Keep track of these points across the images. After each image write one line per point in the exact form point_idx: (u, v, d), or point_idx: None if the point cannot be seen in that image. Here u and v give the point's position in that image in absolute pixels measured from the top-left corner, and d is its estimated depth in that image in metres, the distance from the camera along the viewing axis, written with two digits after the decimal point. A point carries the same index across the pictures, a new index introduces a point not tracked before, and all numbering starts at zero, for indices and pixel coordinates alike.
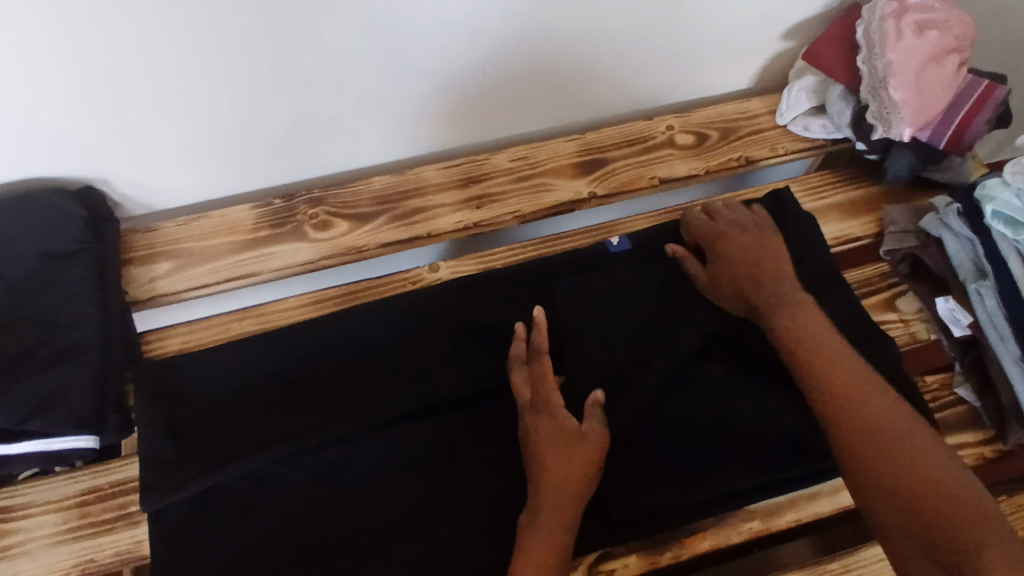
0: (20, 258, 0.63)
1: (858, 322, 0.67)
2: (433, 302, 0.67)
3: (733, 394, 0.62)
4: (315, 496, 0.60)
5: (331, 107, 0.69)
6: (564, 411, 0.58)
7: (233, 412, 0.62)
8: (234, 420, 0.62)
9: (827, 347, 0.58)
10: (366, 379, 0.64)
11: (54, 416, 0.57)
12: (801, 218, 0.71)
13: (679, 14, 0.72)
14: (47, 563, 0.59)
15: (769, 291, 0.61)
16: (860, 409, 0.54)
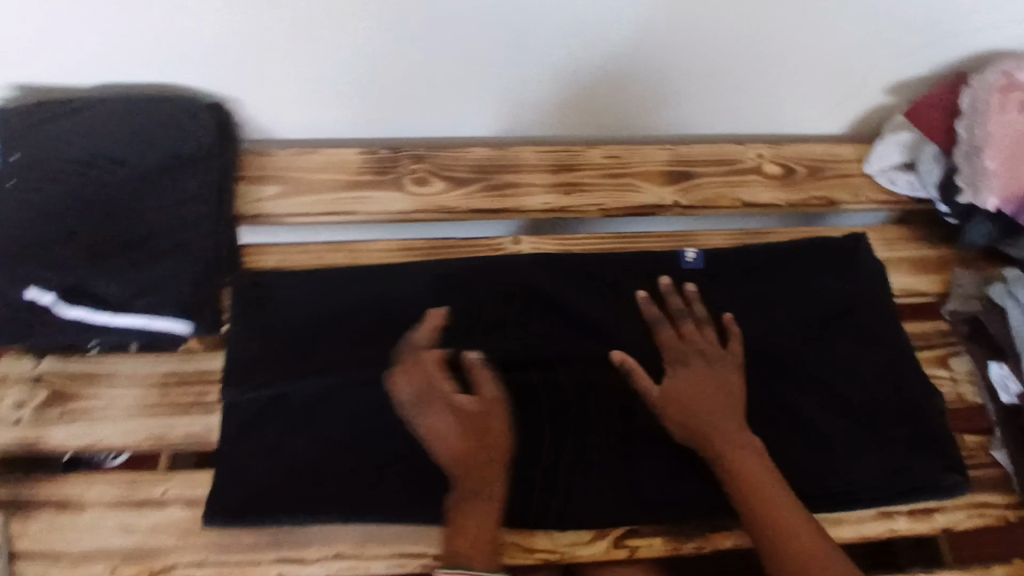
0: (153, 152, 0.69)
1: (909, 370, 0.69)
2: (513, 270, 0.71)
3: (780, 412, 0.65)
4: (370, 424, 0.63)
5: (451, 76, 0.75)
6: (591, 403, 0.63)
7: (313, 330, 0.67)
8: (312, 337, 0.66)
9: (727, 430, 0.61)
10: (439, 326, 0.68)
11: (160, 298, 0.63)
12: (867, 264, 0.73)
13: (790, 50, 0.76)
14: (124, 430, 0.65)
15: (680, 369, 0.64)
16: (756, 485, 0.59)
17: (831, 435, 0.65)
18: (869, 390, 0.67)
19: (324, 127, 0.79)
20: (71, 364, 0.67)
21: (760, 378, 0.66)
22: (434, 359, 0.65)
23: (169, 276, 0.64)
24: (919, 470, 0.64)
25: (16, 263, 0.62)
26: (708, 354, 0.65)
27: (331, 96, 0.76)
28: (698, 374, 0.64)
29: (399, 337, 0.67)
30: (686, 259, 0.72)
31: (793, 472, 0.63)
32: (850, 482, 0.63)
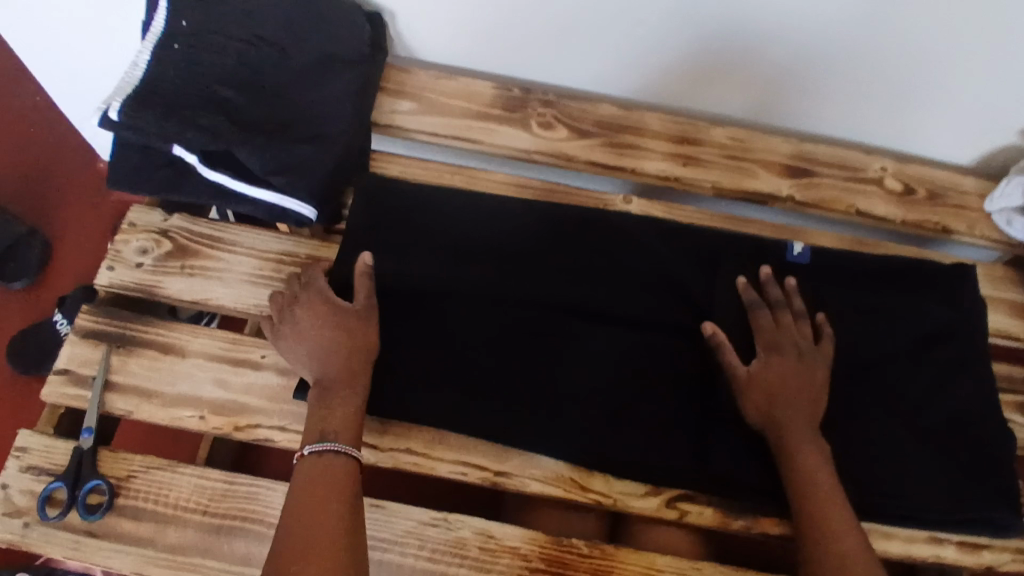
0: (311, 45, 0.72)
1: (990, 410, 0.67)
2: (619, 225, 0.73)
3: (851, 421, 0.66)
4: (460, 339, 0.66)
5: (601, 32, 0.76)
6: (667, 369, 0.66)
7: (422, 241, 0.70)
8: (420, 248, 0.70)
9: (796, 426, 0.61)
10: (539, 264, 0.70)
11: (295, 180, 0.67)
12: (971, 298, 0.71)
13: (944, 74, 0.75)
14: (235, 294, 0.69)
15: (770, 356, 0.64)
16: (811, 476, 0.60)
17: (896, 454, 0.65)
18: (948, 419, 0.67)
19: (465, 56, 0.82)
20: (197, 224, 0.72)
21: (840, 383, 0.67)
22: (529, 294, 0.69)
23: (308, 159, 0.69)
24: (982, 506, 0.64)
25: (178, 119, 0.66)
26: (801, 348, 0.65)
27: (480, 28, 0.78)
28: (787, 364, 0.63)
29: (500, 266, 0.70)
30: (792, 252, 0.72)
31: (852, 480, 0.64)
32: (908, 501, 0.64)
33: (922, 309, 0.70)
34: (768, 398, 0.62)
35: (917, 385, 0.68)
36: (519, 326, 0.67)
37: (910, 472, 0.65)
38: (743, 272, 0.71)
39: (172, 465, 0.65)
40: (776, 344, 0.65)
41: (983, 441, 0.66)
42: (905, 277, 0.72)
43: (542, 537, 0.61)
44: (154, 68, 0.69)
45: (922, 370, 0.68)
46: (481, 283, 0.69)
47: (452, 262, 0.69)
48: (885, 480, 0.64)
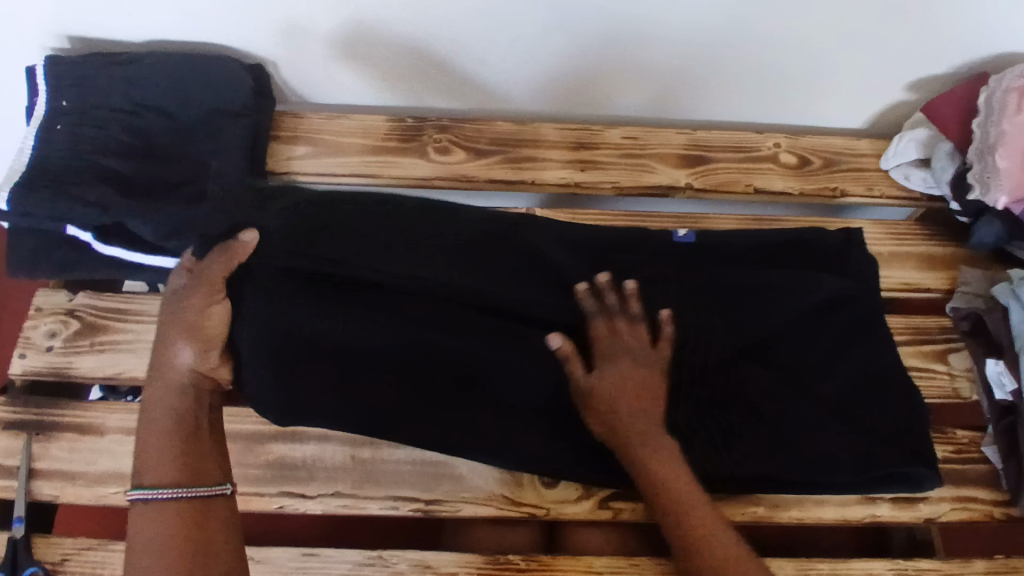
0: (193, 105, 0.73)
1: (894, 370, 0.67)
2: (512, 223, 0.69)
3: (761, 397, 0.65)
4: (359, 360, 0.61)
5: (480, 51, 0.78)
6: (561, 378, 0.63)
7: (321, 237, 0.62)
8: (320, 241, 0.61)
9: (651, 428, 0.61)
10: (449, 258, 0.64)
11: (191, 241, 0.68)
12: (861, 261, 0.71)
13: (814, 47, 0.78)
14: (149, 363, 0.70)
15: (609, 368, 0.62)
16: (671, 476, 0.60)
17: (808, 426, 0.64)
18: (848, 381, 0.66)
19: (356, 93, 0.83)
20: (102, 299, 0.72)
21: (740, 363, 0.66)
22: (438, 291, 0.62)
23: (198, 219, 0.67)
24: (892, 461, 0.63)
25: (64, 199, 0.65)
26: (637, 352, 0.63)
27: (365, 64, 0.80)
28: (626, 377, 0.62)
29: (402, 259, 0.63)
30: (677, 234, 0.73)
31: (764, 454, 0.64)
32: (814, 468, 0.64)
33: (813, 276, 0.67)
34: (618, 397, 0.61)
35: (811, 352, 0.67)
36: (417, 337, 0.62)
37: (817, 440, 0.64)
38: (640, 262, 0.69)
39: (103, 543, 0.64)
40: (610, 353, 0.63)
41: (885, 402, 0.66)
42: (791, 250, 0.72)
43: (479, 559, 0.61)
44: (39, 149, 0.68)
45: (816, 335, 0.67)
46: (390, 279, 0.61)
47: (355, 252, 0.62)
48: (798, 451, 0.64)
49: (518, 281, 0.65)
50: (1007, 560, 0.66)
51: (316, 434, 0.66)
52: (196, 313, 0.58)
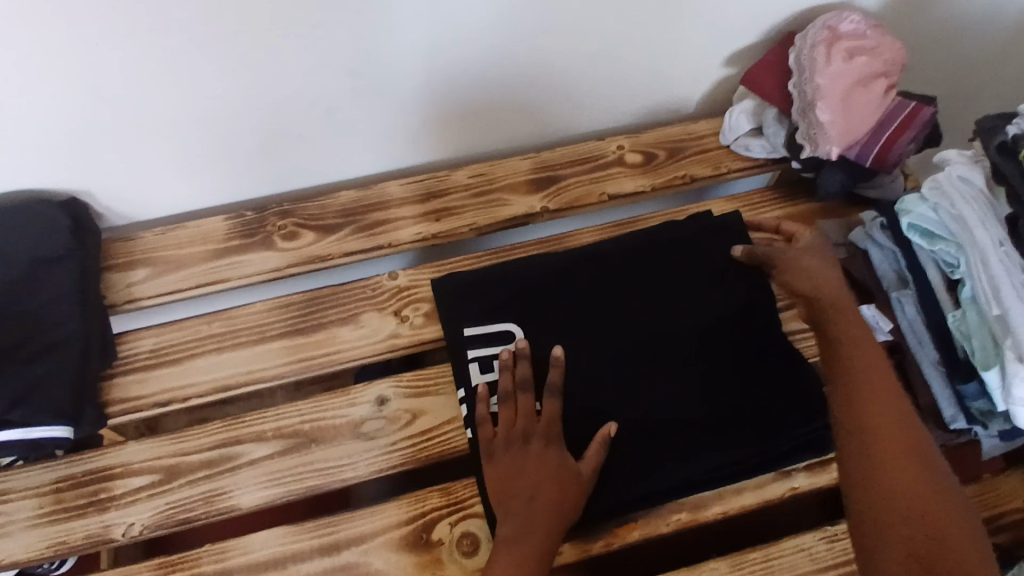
0: (9, 261, 0.68)
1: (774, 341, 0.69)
2: (546, 260, 0.73)
3: (721, 388, 0.66)
4: (579, 375, 0.67)
5: (299, 127, 0.76)
6: (531, 461, 0.61)
7: (633, 293, 0.71)
8: (659, 305, 0.70)
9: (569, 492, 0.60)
10: (566, 298, 0.70)
11: (35, 406, 0.62)
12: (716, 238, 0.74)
13: (628, 45, 0.78)
14: (22, 545, 0.63)
15: (546, 459, 0.61)
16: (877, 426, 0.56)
17: (766, 404, 0.66)
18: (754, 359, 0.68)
19: (189, 199, 0.80)
20: None
21: (690, 364, 0.67)
22: (568, 322, 0.69)
23: (583, 357, 0.67)
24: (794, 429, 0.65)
25: None
26: (531, 427, 0.63)
27: (191, 167, 0.77)
28: (553, 444, 0.62)
29: (579, 305, 0.70)
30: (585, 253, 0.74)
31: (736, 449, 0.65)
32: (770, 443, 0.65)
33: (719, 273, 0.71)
34: (563, 469, 0.61)
35: (703, 344, 0.68)
36: (580, 361, 0.67)
37: (752, 421, 0.65)
38: (585, 279, 0.71)
39: None
40: (521, 436, 0.63)
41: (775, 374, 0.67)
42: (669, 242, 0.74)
43: None
44: None
45: (706, 326, 0.69)
46: (579, 315, 0.70)
47: (627, 302, 0.70)
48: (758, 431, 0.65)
49: (564, 310, 0.70)
50: None
51: (215, 571, 0.61)
52: (557, 450, 0.62)
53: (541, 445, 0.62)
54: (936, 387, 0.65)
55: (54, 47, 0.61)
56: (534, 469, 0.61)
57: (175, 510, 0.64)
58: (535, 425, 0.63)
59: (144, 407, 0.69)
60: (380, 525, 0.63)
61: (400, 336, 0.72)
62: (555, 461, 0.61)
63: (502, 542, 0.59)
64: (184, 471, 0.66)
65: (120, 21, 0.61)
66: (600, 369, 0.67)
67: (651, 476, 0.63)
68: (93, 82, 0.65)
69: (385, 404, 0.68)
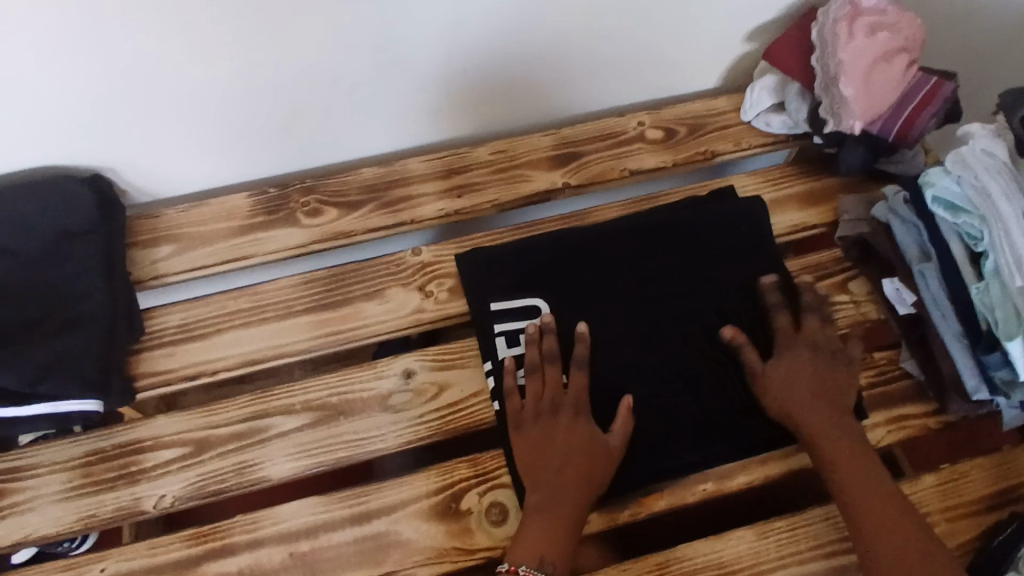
0: (34, 236, 0.69)
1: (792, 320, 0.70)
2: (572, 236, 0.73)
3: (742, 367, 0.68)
4: (603, 349, 0.68)
5: (322, 103, 0.76)
6: (559, 433, 0.62)
7: (657, 270, 0.72)
8: (681, 284, 0.71)
9: (598, 464, 0.61)
10: (590, 274, 0.71)
11: (62, 379, 0.63)
12: (737, 213, 0.74)
13: (649, 19, 0.78)
14: (54, 518, 0.64)
15: (575, 431, 0.62)
16: (869, 476, 0.61)
17: None
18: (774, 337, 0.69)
19: (212, 177, 0.81)
20: None
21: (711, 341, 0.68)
22: (593, 297, 0.70)
23: (607, 332, 0.68)
24: None
25: None
26: (558, 399, 0.64)
27: (214, 144, 0.77)
28: (581, 417, 0.63)
29: (603, 280, 0.71)
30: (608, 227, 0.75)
31: (757, 424, 0.66)
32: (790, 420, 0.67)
33: (739, 252, 0.73)
34: (591, 441, 0.62)
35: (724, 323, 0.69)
36: (604, 336, 0.68)
37: None
38: (609, 255, 0.72)
39: None
40: (549, 409, 0.63)
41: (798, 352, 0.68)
42: (692, 217, 0.74)
43: None
44: None
45: (729, 305, 0.70)
46: (603, 291, 0.70)
47: (651, 279, 0.71)
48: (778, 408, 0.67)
49: (588, 284, 0.71)
50: (952, 466, 0.67)
51: (246, 541, 0.62)
52: (585, 423, 0.63)
53: (570, 418, 0.63)
54: (958, 358, 0.65)
55: (79, 24, 0.61)
56: (562, 439, 0.62)
57: (205, 482, 0.65)
58: (563, 398, 0.64)
59: (172, 380, 0.69)
60: (408, 496, 0.64)
61: (424, 311, 0.72)
62: (584, 432, 0.62)
63: (535, 509, 0.59)
64: (213, 444, 0.66)
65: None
66: (621, 344, 0.68)
67: (674, 449, 0.65)
68: (117, 58, 0.65)
69: (411, 378, 0.69)
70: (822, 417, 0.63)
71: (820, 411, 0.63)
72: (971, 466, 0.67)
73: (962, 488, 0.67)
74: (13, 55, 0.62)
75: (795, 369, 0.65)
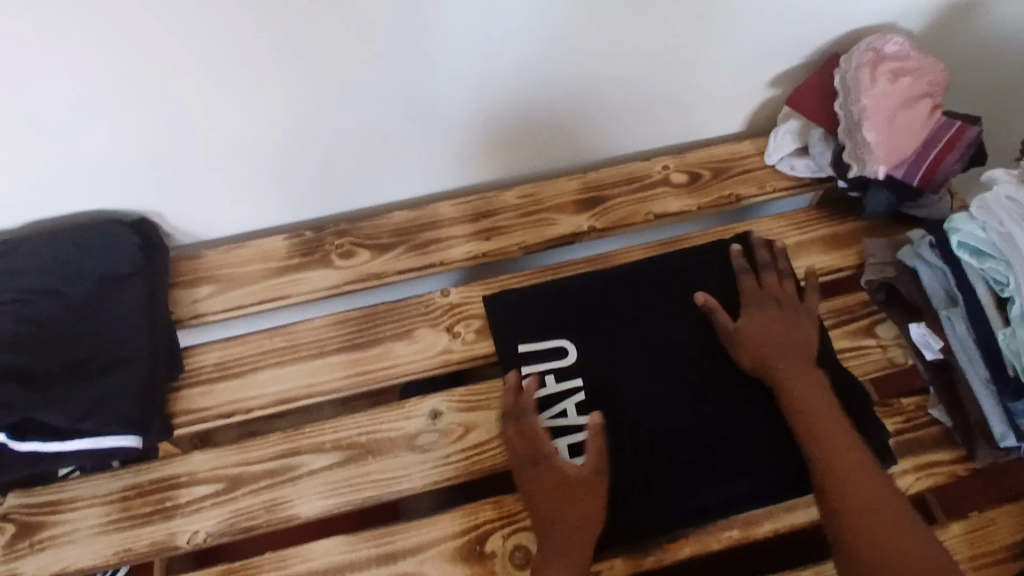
0: (85, 278, 0.72)
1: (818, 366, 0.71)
2: (598, 280, 0.76)
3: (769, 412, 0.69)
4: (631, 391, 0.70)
5: (356, 151, 0.79)
6: (542, 484, 0.63)
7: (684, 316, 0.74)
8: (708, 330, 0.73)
9: (586, 511, 0.62)
10: (617, 318, 0.73)
11: (105, 417, 0.66)
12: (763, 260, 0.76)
13: (673, 66, 0.80)
14: (92, 550, 0.66)
15: (559, 478, 0.63)
16: (843, 456, 0.62)
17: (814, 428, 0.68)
18: None
19: (250, 219, 0.84)
20: (34, 494, 0.69)
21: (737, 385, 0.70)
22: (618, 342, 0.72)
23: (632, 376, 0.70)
24: None
25: None
26: (535, 450, 0.65)
27: (254, 187, 0.80)
28: (561, 464, 0.64)
29: (630, 324, 0.73)
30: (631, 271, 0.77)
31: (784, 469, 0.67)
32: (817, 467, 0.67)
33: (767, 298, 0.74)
34: (575, 489, 0.63)
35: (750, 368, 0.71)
36: (632, 378, 0.70)
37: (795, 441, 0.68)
38: (635, 300, 0.75)
39: None
40: (530, 460, 0.65)
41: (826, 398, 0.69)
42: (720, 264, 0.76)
43: None
44: None
45: None
46: (630, 334, 0.73)
47: (676, 323, 0.73)
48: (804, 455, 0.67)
49: (613, 328, 0.73)
50: (984, 516, 0.66)
51: None
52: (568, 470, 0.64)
53: (551, 465, 0.64)
54: (986, 404, 0.65)
55: (131, 78, 0.66)
56: (545, 490, 0.63)
57: (237, 518, 0.67)
58: (541, 447, 0.65)
59: (208, 418, 0.72)
60: (433, 536, 0.65)
61: (452, 351, 0.74)
62: (565, 480, 0.63)
63: (547, 559, 0.60)
64: (246, 480, 0.69)
65: (189, 53, 0.65)
66: (635, 390, 0.70)
67: (692, 490, 0.66)
68: (165, 107, 0.69)
69: (438, 418, 0.70)
70: (800, 375, 0.67)
71: (804, 383, 0.66)
72: (1000, 514, 0.66)
73: (995, 539, 0.65)
74: (71, 106, 0.67)
75: (761, 324, 0.70)
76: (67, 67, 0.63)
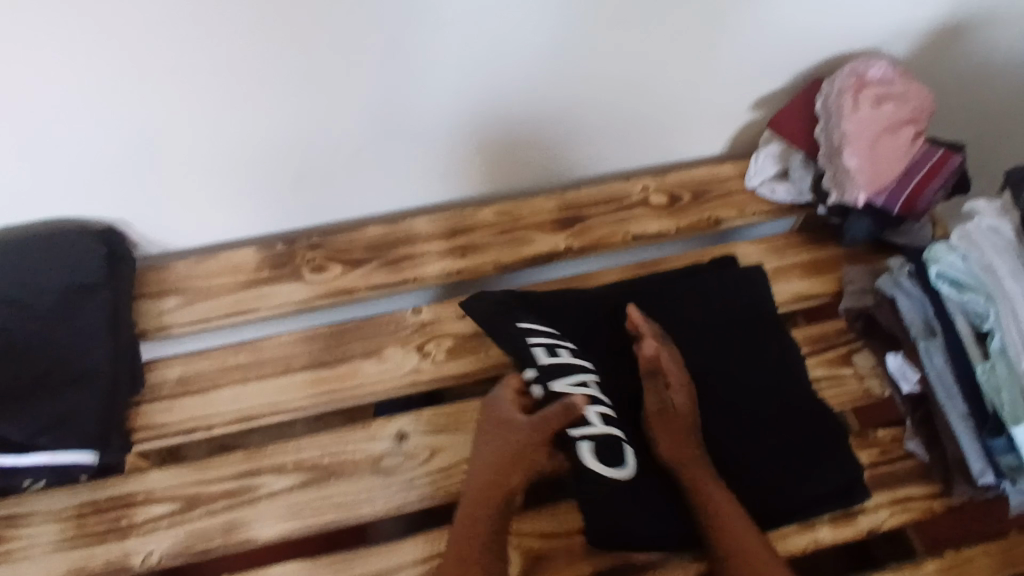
0: (47, 288, 0.70)
1: (797, 396, 0.70)
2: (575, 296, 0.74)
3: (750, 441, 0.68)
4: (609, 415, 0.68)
5: (331, 164, 0.78)
6: (489, 435, 0.64)
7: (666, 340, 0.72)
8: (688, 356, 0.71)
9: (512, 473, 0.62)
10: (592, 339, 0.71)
11: (63, 435, 0.64)
12: (739, 286, 0.75)
13: (656, 85, 0.79)
14: (43, 570, 0.64)
15: (496, 429, 0.63)
16: (724, 505, 0.61)
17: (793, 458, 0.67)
18: (780, 413, 0.69)
19: (221, 230, 0.82)
20: None
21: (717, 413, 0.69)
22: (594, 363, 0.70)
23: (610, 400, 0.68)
24: (824, 484, 0.65)
25: None
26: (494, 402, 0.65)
27: (227, 198, 0.79)
28: (510, 415, 0.64)
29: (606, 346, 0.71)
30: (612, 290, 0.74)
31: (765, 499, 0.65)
32: (800, 499, 0.65)
33: (745, 326, 0.73)
34: (509, 447, 0.62)
35: (730, 397, 0.69)
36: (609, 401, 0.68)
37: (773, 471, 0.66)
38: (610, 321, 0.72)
39: None
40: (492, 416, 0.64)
41: (805, 429, 0.68)
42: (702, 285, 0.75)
43: None
44: None
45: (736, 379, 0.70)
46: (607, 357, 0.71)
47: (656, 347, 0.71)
48: (788, 486, 0.66)
49: (586, 350, 0.71)
50: (959, 552, 0.65)
51: None
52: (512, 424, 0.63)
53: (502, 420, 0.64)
54: (965, 440, 0.63)
55: (100, 80, 0.64)
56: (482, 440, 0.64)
57: (194, 540, 0.65)
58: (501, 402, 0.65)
59: (169, 435, 0.70)
60: (396, 562, 0.63)
61: (421, 371, 0.72)
62: (501, 436, 0.63)
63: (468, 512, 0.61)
64: (204, 500, 0.66)
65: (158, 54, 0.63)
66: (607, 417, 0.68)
67: (668, 514, 0.65)
68: (136, 112, 0.68)
69: (404, 440, 0.68)
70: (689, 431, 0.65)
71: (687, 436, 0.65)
72: (975, 552, 0.65)
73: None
74: (38, 108, 0.65)
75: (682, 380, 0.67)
76: (33, 69, 0.61)
